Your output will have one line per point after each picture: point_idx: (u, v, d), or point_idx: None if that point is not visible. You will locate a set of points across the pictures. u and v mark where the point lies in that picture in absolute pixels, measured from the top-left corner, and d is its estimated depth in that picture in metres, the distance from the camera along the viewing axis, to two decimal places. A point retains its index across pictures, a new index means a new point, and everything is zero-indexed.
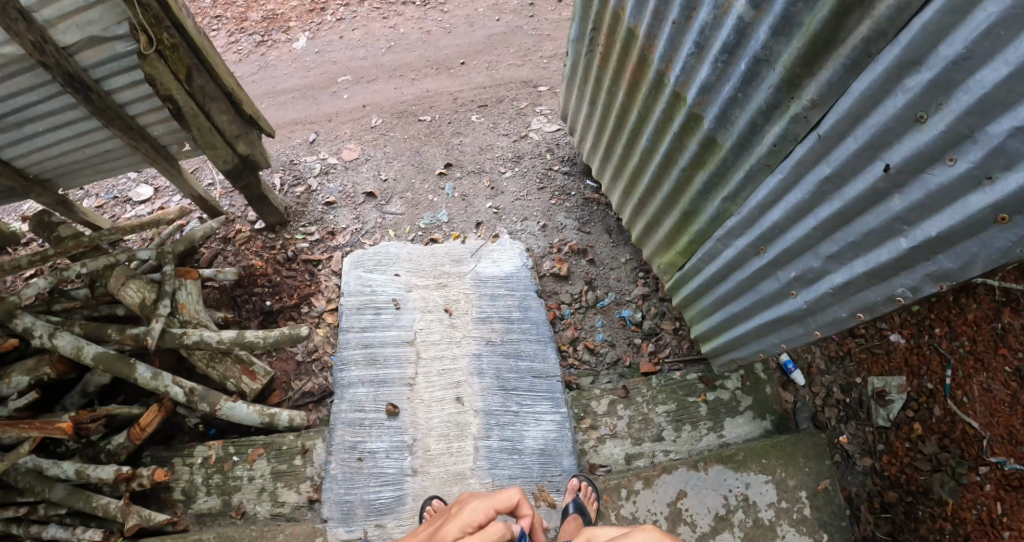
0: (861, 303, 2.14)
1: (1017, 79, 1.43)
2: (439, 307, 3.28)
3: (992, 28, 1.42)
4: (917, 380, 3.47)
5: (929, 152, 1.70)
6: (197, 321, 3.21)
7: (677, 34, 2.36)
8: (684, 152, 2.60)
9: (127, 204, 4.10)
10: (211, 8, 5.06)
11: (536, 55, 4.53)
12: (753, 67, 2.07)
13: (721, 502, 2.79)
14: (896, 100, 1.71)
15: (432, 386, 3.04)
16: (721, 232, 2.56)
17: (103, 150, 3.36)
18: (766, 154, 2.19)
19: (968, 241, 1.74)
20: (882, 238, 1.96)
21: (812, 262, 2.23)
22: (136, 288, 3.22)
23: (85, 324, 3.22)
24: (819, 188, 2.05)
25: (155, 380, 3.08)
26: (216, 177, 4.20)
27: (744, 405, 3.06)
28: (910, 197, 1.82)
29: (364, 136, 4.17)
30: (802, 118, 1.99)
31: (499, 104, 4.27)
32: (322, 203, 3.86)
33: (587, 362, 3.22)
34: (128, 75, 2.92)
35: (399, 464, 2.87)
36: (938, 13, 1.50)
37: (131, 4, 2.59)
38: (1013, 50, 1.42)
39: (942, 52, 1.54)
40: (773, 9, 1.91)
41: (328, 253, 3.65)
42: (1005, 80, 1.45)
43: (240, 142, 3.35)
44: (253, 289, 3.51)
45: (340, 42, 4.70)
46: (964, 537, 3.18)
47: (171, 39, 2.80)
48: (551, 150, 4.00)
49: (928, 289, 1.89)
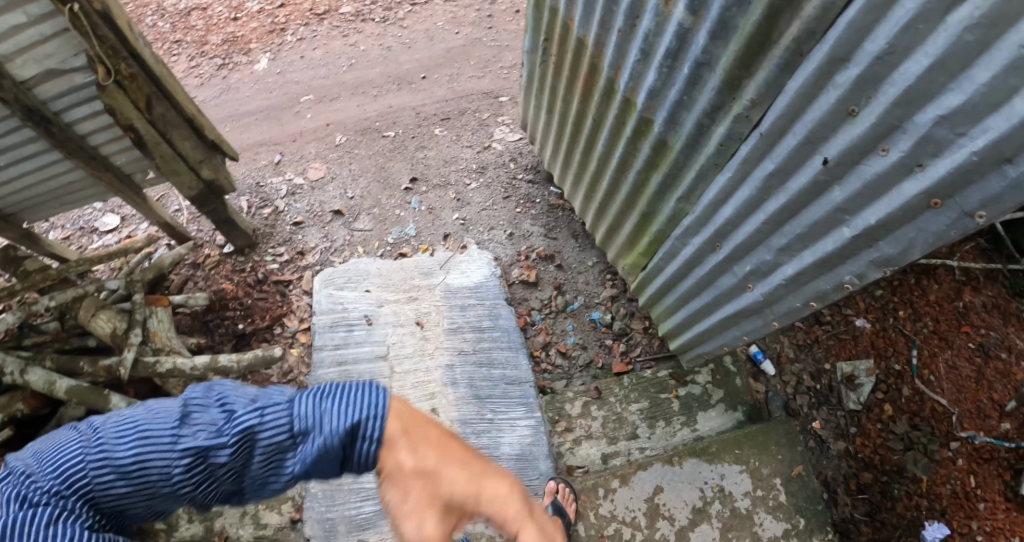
0: (813, 292, 2.18)
1: (937, 71, 1.46)
2: (411, 320, 3.33)
3: (910, 23, 1.45)
4: (884, 362, 3.56)
5: (862, 144, 1.74)
6: (170, 348, 3.20)
7: (623, 41, 2.41)
8: (638, 155, 2.66)
9: (93, 234, 4.08)
10: (171, 32, 5.06)
11: (496, 66, 4.59)
12: (695, 71, 2.12)
13: (698, 495, 2.84)
14: (828, 96, 1.75)
15: (407, 399, 3.07)
16: (679, 231, 2.62)
17: (66, 182, 3.36)
18: (714, 154, 2.24)
19: (906, 227, 1.77)
20: (826, 229, 2.00)
21: (764, 256, 2.28)
22: (107, 318, 3.21)
23: (56, 357, 3.22)
24: (765, 183, 2.10)
25: (131, 409, 3.09)
26: (182, 204, 4.20)
27: (716, 398, 3.13)
28: (849, 187, 1.85)
29: (329, 154, 4.20)
30: (745, 117, 2.05)
31: (462, 116, 4.32)
32: (290, 224, 3.89)
33: (560, 366, 3.28)
34: (89, 106, 2.93)
35: (378, 478, 2.88)
36: (861, 11, 1.54)
37: (87, 37, 2.58)
38: (931, 42, 1.44)
39: (867, 49, 1.58)
40: (710, 15, 1.96)
41: (298, 273, 3.69)
42: (926, 72, 1.48)
43: (204, 167, 3.35)
44: (225, 313, 3.52)
45: (301, 62, 4.73)
46: (941, 512, 3.23)
47: (129, 69, 2.78)
48: (514, 159, 4.08)
49: (873, 276, 1.94)
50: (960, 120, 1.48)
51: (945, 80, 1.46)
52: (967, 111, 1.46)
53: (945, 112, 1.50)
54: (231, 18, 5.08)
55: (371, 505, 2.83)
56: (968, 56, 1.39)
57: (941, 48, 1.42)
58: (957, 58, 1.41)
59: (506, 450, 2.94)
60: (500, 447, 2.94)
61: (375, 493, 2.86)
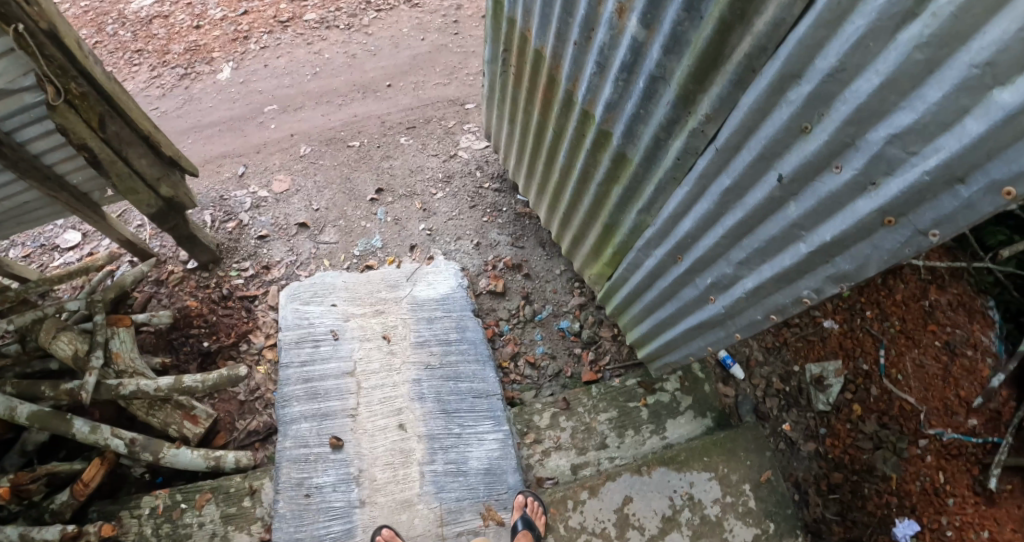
0: (773, 306, 2.18)
1: (889, 90, 1.45)
2: (377, 335, 3.30)
3: (861, 40, 1.44)
4: (852, 362, 3.58)
5: (816, 161, 1.73)
6: (132, 370, 3.13)
7: (580, 53, 2.38)
8: (599, 167, 2.64)
9: (55, 251, 3.98)
10: (132, 41, 4.95)
11: (462, 72, 4.56)
12: (650, 85, 2.10)
13: (667, 504, 2.84)
14: (782, 112, 1.74)
15: (374, 416, 3.05)
16: (642, 243, 2.61)
17: (21, 202, 3.25)
18: (672, 168, 2.23)
19: (861, 244, 1.77)
20: (783, 244, 2.00)
21: (724, 269, 2.28)
22: (68, 339, 3.13)
23: (17, 382, 3.11)
24: (722, 198, 2.09)
25: (94, 433, 3.01)
26: (144, 219, 4.13)
27: (685, 405, 3.15)
28: (804, 203, 1.85)
29: (293, 165, 4.15)
30: (700, 132, 2.04)
31: (428, 125, 4.29)
32: (255, 237, 3.83)
33: (529, 376, 3.31)
34: (41, 125, 2.84)
35: (346, 497, 2.85)
36: (811, 28, 1.53)
37: (33, 56, 2.50)
38: (882, 60, 1.44)
39: (819, 65, 1.58)
40: (663, 28, 1.94)
41: (264, 288, 3.64)
42: (877, 90, 1.47)
43: (163, 185, 3.28)
44: (189, 331, 3.47)
45: (264, 71, 4.65)
46: (910, 509, 3.27)
47: (79, 88, 2.70)
48: (481, 167, 4.06)
49: (830, 291, 1.93)
50: (912, 139, 1.49)
51: (896, 98, 1.46)
52: (919, 130, 1.46)
53: (898, 130, 1.50)
54: (193, 26, 4.98)
55: (340, 524, 2.80)
56: (919, 75, 1.39)
57: (892, 66, 1.42)
58: (909, 76, 1.41)
59: (474, 464, 2.93)
60: (468, 461, 2.93)
61: (343, 511, 2.82)
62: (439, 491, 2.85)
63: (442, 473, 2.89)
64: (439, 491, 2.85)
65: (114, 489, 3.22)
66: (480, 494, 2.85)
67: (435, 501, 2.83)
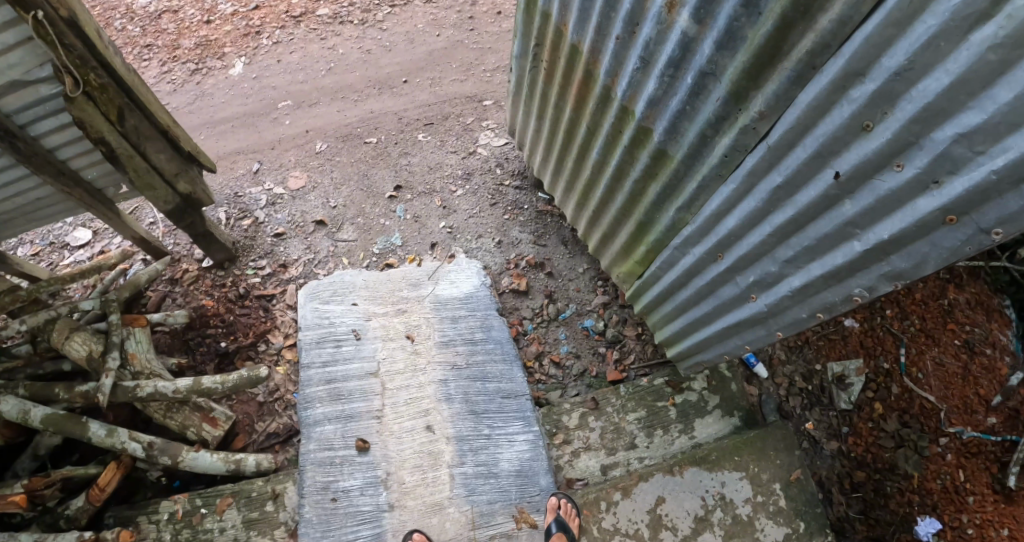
0: (819, 304, 2.17)
1: (958, 89, 1.43)
2: (401, 334, 3.24)
3: (932, 40, 1.42)
4: (873, 360, 3.58)
5: (876, 159, 1.71)
6: (150, 372, 3.05)
7: (621, 49, 2.35)
8: (635, 164, 2.61)
9: (65, 249, 3.88)
10: (141, 36, 4.84)
11: (479, 69, 4.51)
12: (699, 81, 2.08)
13: (699, 504, 2.82)
14: (841, 110, 1.72)
15: (401, 417, 2.99)
16: (678, 241, 2.59)
17: (33, 198, 3.15)
18: (717, 165, 2.20)
19: (919, 242, 1.75)
20: (835, 242, 1.98)
21: (769, 267, 2.26)
22: (82, 340, 3.03)
23: (30, 384, 3.02)
24: (772, 196, 2.07)
25: (111, 436, 2.92)
26: (157, 217, 4.04)
27: (712, 404, 3.13)
28: (861, 202, 1.83)
29: (309, 162, 4.08)
30: (751, 129, 2.01)
31: (446, 121, 4.23)
32: (271, 235, 3.76)
33: (554, 376, 3.28)
34: (57, 118, 2.75)
35: (374, 501, 2.79)
36: (880, 26, 1.50)
37: (52, 46, 2.41)
38: (952, 60, 1.42)
39: (884, 64, 1.55)
40: (716, 24, 1.91)
41: (281, 287, 3.57)
42: (946, 90, 1.45)
43: (181, 180, 3.20)
44: (206, 330, 3.39)
45: (278, 66, 4.57)
46: (932, 507, 3.27)
47: (99, 80, 2.61)
48: (500, 164, 4.02)
49: (883, 289, 1.92)
50: (979, 138, 1.47)
51: (965, 98, 1.44)
52: (987, 130, 1.44)
53: (965, 130, 1.48)
54: (203, 21, 4.88)
55: (368, 528, 2.74)
56: (990, 75, 1.37)
57: (963, 66, 1.40)
58: (980, 76, 1.39)
59: (505, 466, 2.89)
60: (499, 463, 2.89)
61: (371, 515, 2.77)
62: (469, 494, 2.80)
63: (472, 476, 2.84)
64: (470, 494, 2.80)
65: (130, 493, 3.14)
66: (511, 496, 2.81)
67: (465, 504, 2.78)
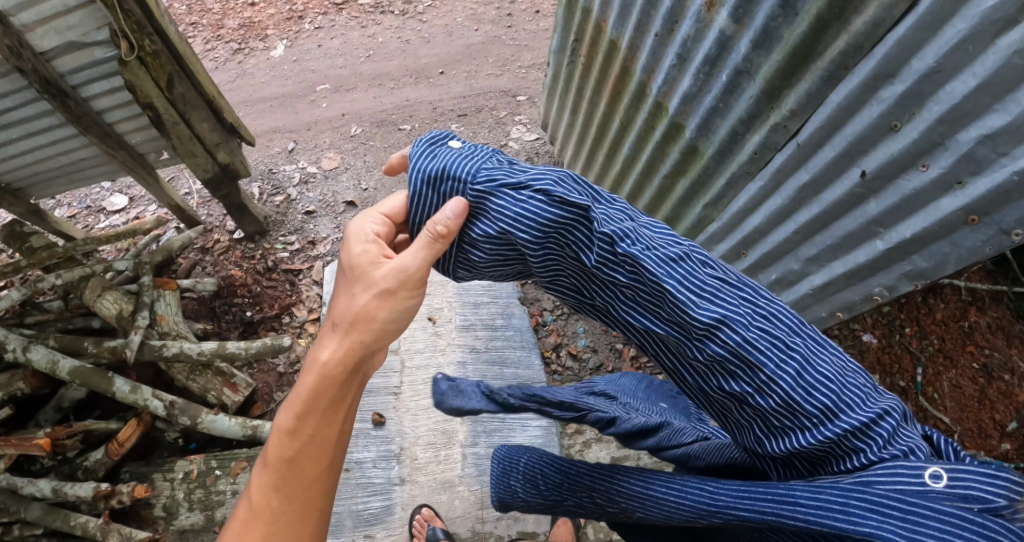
0: (840, 304, 2.24)
1: (984, 92, 1.48)
2: (423, 315, 3.32)
3: (961, 44, 1.47)
4: (889, 378, 3.25)
5: (902, 159, 1.74)
6: (176, 334, 3.11)
7: (660, 46, 2.40)
8: (666, 160, 2.66)
9: (101, 214, 4.01)
10: (187, 15, 5.02)
11: (514, 65, 4.59)
12: (733, 79, 2.09)
13: None
14: (870, 110, 1.74)
15: (418, 395, 3.06)
16: (704, 237, 2.64)
17: (78, 159, 3.27)
18: (746, 162, 2.22)
19: (940, 242, 1.79)
20: (859, 241, 2.01)
21: (792, 265, 2.30)
22: (113, 299, 3.10)
23: (59, 336, 3.10)
24: (798, 194, 2.09)
25: (134, 393, 2.97)
26: (192, 187, 4.17)
27: None
28: (886, 201, 1.86)
29: (344, 144, 4.18)
30: (782, 127, 2.01)
31: (479, 113, 4.32)
32: (302, 212, 3.86)
33: (570, 368, 3.22)
34: (107, 82, 2.85)
35: (386, 474, 2.85)
36: (910, 29, 1.54)
37: (112, 10, 2.51)
38: (979, 63, 1.47)
39: (913, 66, 1.59)
40: (753, 23, 1.93)
41: (308, 263, 3.66)
42: (972, 91, 1.50)
43: (221, 150, 3.29)
44: (232, 299, 3.47)
45: (318, 51, 4.71)
46: None
47: (153, 46, 2.70)
48: (531, 158, 4.08)
49: (903, 288, 1.97)
50: (1003, 140, 1.51)
51: (990, 100, 1.49)
52: (1011, 131, 1.48)
53: (989, 131, 1.52)
54: (249, 3, 5.05)
55: (379, 501, 2.80)
56: (1015, 79, 1.42)
57: (989, 69, 1.45)
58: (1005, 80, 1.44)
59: None
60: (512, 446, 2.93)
61: (382, 488, 2.82)
62: (480, 474, 2.85)
63: (484, 457, 2.89)
64: (481, 474, 2.85)
65: (147, 451, 3.25)
66: None
67: (476, 484, 2.82)
